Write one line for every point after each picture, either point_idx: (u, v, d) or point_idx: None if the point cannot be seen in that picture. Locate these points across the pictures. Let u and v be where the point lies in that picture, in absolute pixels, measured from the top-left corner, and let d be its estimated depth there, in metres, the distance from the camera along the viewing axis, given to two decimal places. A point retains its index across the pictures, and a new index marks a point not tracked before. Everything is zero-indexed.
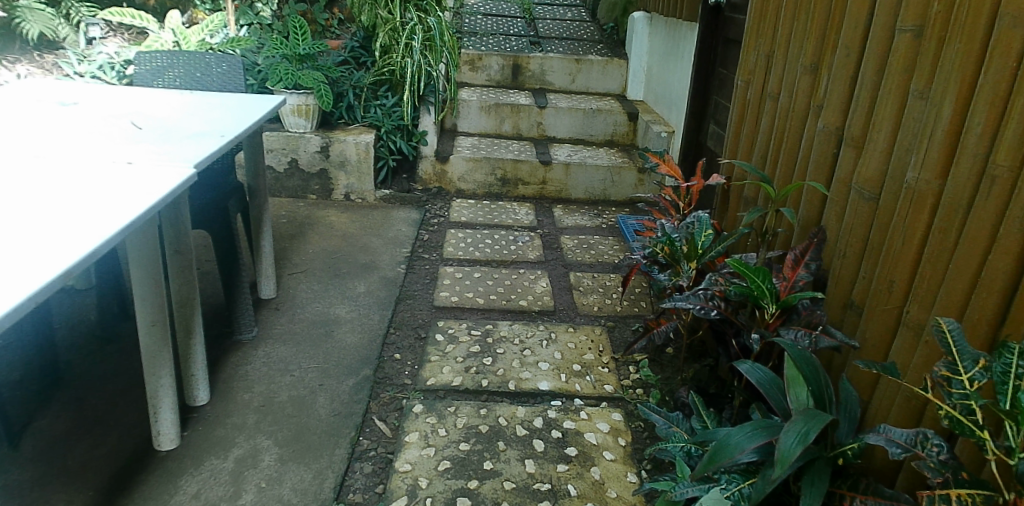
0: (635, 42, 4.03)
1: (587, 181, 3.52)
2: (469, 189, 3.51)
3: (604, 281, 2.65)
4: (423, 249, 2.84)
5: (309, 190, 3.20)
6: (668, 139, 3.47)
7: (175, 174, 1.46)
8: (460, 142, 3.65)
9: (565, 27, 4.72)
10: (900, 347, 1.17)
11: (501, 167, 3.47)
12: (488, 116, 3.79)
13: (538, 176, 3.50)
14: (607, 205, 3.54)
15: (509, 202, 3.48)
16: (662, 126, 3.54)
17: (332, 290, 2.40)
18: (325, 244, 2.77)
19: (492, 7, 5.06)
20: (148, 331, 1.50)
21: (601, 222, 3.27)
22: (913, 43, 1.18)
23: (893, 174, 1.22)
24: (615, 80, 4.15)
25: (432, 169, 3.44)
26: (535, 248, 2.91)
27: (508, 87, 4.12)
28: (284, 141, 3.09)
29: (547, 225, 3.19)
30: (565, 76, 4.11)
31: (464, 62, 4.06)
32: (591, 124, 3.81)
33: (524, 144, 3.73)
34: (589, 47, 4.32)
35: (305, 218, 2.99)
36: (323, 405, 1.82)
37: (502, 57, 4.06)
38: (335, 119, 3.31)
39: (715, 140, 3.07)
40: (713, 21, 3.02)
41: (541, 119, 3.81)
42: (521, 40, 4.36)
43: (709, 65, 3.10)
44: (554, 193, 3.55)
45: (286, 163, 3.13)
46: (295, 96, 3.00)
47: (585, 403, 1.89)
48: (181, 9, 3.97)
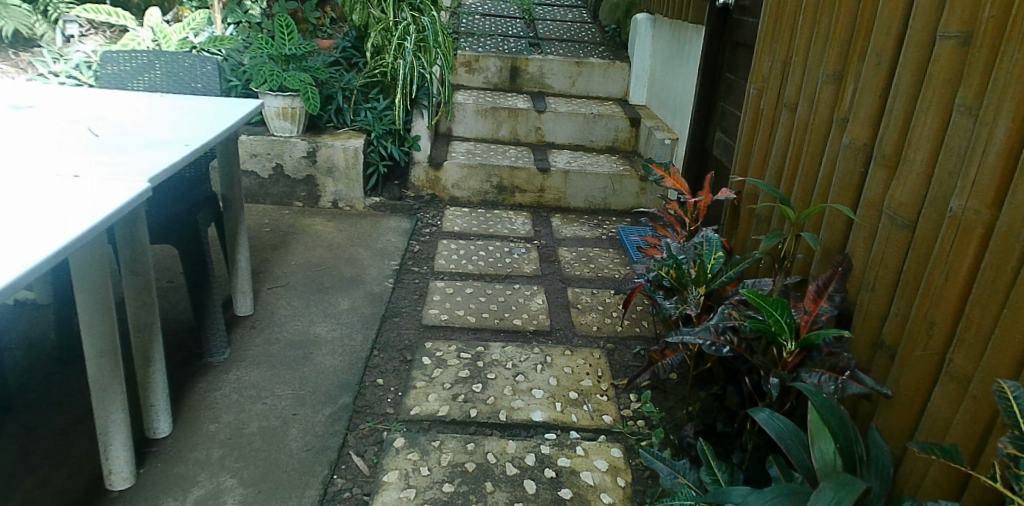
0: (638, 44, 3.88)
1: (587, 189, 3.37)
2: (464, 196, 3.36)
3: (603, 298, 2.50)
4: (413, 261, 2.69)
5: (295, 197, 3.05)
6: (671, 147, 3.32)
7: (127, 189, 1.30)
8: (455, 147, 3.50)
9: (565, 28, 4.58)
10: (941, 397, 1.02)
11: (497, 174, 3.32)
12: (485, 120, 3.64)
13: (536, 183, 3.35)
14: (608, 214, 3.40)
15: (505, 211, 3.33)
16: (665, 132, 3.40)
17: (313, 307, 2.25)
18: (309, 256, 2.62)
19: (491, 7, 4.92)
20: (96, 363, 1.36)
21: (601, 233, 3.12)
22: (958, 51, 1.04)
23: (933, 200, 1.07)
24: (617, 84, 4.00)
25: (425, 175, 3.30)
26: (532, 261, 2.76)
27: (506, 90, 3.98)
28: (269, 146, 2.95)
29: (544, 236, 3.04)
30: (564, 79, 3.97)
31: (460, 63, 3.91)
32: (592, 129, 3.67)
33: (521, 149, 3.58)
34: (590, 49, 4.18)
35: (289, 227, 2.84)
36: (296, 438, 1.67)
37: (500, 59, 3.91)
38: (324, 123, 3.16)
39: (722, 148, 2.92)
40: (721, 24, 2.88)
41: (540, 123, 3.66)
42: (520, 42, 4.21)
43: (715, 70, 2.96)
44: (552, 201, 3.40)
45: (271, 168, 2.98)
46: (280, 98, 2.86)
47: (581, 437, 1.75)
48: (167, 7, 3.82)
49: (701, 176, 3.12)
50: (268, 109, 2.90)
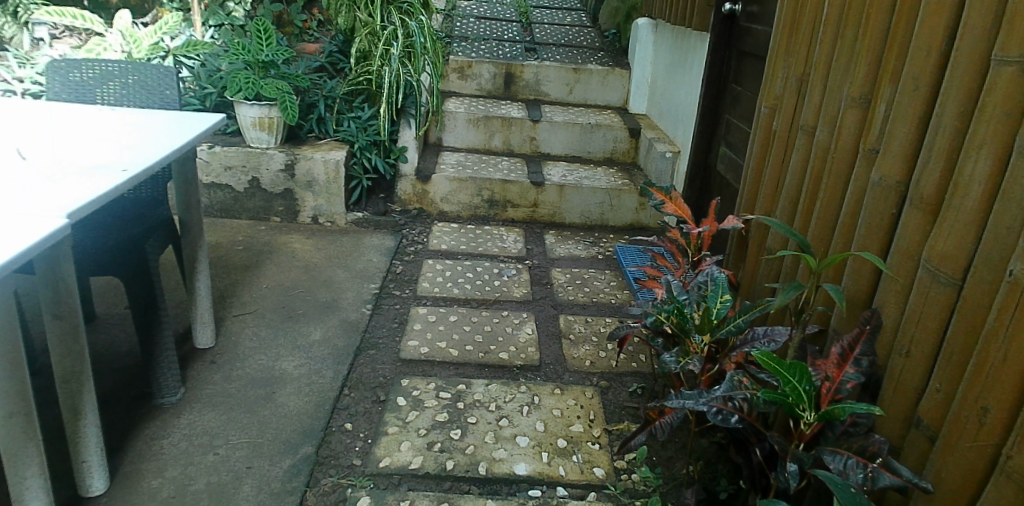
0: (639, 51, 3.70)
1: (584, 204, 3.19)
2: (453, 210, 3.18)
3: (598, 327, 2.32)
4: (394, 283, 2.51)
5: (273, 211, 2.86)
6: (672, 161, 3.13)
7: (42, 225, 1.11)
8: (445, 158, 3.32)
9: (563, 33, 4.40)
10: (997, 497, 0.86)
11: (488, 187, 3.14)
12: (477, 129, 3.46)
13: (529, 197, 3.17)
14: (605, 231, 3.22)
15: (496, 226, 3.15)
16: (666, 144, 3.21)
17: (281, 337, 2.07)
18: (283, 278, 2.44)
19: (486, 10, 4.73)
20: (5, 424, 1.17)
21: (597, 252, 2.94)
22: (1020, 81, 0.87)
23: (987, 257, 0.91)
24: (616, 92, 3.82)
25: (412, 189, 3.12)
26: (522, 284, 2.59)
27: (500, 97, 3.80)
28: (244, 158, 2.76)
29: (537, 255, 2.86)
30: (561, 86, 3.79)
31: (452, 69, 3.73)
32: (589, 139, 3.49)
33: (515, 161, 3.40)
34: (588, 55, 3.99)
35: (264, 245, 2.66)
36: (247, 496, 1.49)
37: (494, 65, 3.73)
38: (304, 133, 2.98)
39: (726, 163, 2.74)
40: (727, 31, 2.70)
41: (534, 133, 3.48)
42: (515, 47, 4.04)
43: (720, 80, 2.78)
44: (547, 217, 3.22)
45: (246, 181, 2.80)
46: (257, 107, 2.68)
47: (569, 495, 1.56)
48: (145, 8, 3.64)
49: (705, 191, 2.94)
50: (244, 119, 2.73)
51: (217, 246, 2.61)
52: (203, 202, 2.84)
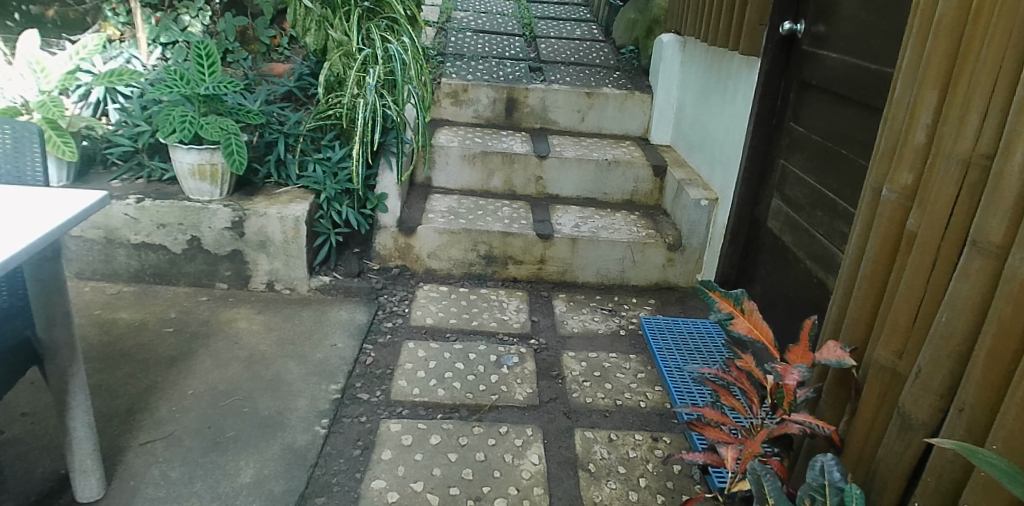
0: (663, 73, 3.18)
1: (600, 260, 2.65)
2: (442, 268, 2.64)
3: (625, 450, 1.77)
4: (362, 381, 1.97)
5: (218, 276, 2.32)
6: (708, 209, 2.59)
7: None
8: (434, 203, 2.78)
9: (573, 49, 3.86)
10: None
11: (485, 241, 2.61)
12: (473, 167, 2.92)
13: (535, 253, 2.63)
14: (627, 292, 2.67)
15: (494, 288, 2.60)
16: (700, 189, 2.67)
17: (198, 480, 1.54)
18: (219, 377, 1.90)
19: (486, 21, 4.19)
20: None
21: (617, 325, 2.40)
22: None
23: None
24: (636, 119, 3.28)
25: (394, 243, 2.58)
26: (526, 379, 2.04)
27: (500, 127, 3.26)
28: (180, 214, 2.23)
29: (544, 331, 2.32)
30: (572, 113, 3.25)
31: (444, 93, 3.19)
32: (607, 180, 2.95)
33: (518, 205, 2.86)
34: (603, 76, 3.46)
35: (201, 325, 2.13)
36: None
37: (494, 89, 3.19)
38: (261, 181, 2.44)
39: (782, 220, 2.22)
40: (785, 56, 2.20)
41: (541, 172, 2.94)
42: (519, 65, 3.50)
43: (772, 116, 2.27)
44: (556, 276, 2.68)
45: (184, 241, 2.26)
46: (195, 152, 2.16)
47: None
48: (87, 23, 3.10)
49: (752, 250, 2.42)
50: (180, 166, 2.20)
51: (141, 328, 2.08)
52: (132, 267, 2.30)
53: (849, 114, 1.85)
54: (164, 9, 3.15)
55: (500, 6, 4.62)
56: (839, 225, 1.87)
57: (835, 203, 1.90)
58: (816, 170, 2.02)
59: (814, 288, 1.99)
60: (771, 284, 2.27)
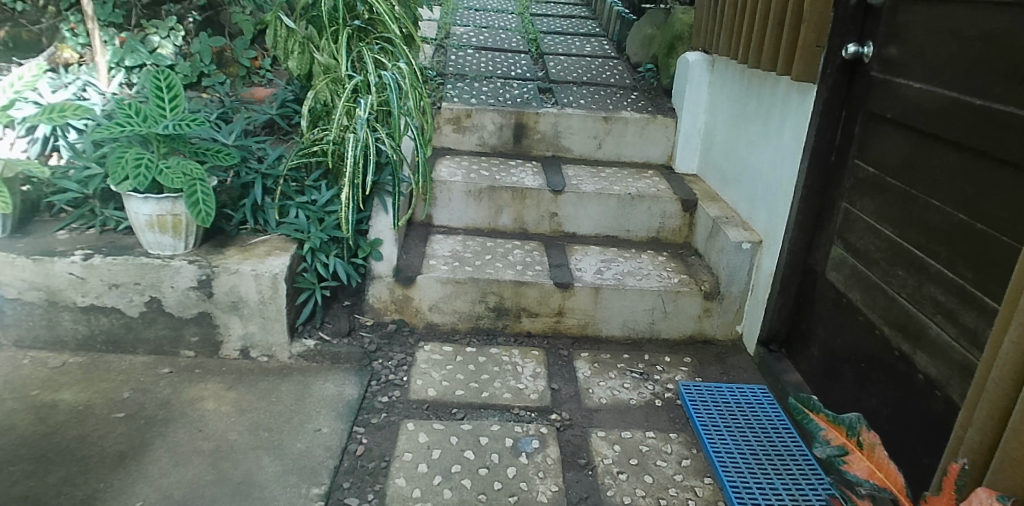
0: (688, 96, 2.87)
1: (627, 312, 2.32)
2: (446, 323, 2.30)
3: None
4: (352, 480, 1.62)
5: (184, 343, 1.98)
6: (751, 253, 2.28)
7: None
8: (436, 246, 2.44)
9: (584, 67, 3.54)
10: None
11: (495, 291, 2.27)
12: (478, 204, 2.59)
13: (552, 304, 2.29)
14: (657, 348, 2.34)
15: (506, 345, 2.26)
16: (740, 230, 2.35)
17: None
18: (176, 480, 1.56)
19: (488, 37, 3.88)
20: None
21: (651, 393, 2.06)
22: None
23: None
24: (657, 145, 2.98)
25: (390, 295, 2.24)
26: (550, 471, 1.70)
27: (508, 155, 2.93)
28: (136, 273, 1.89)
29: (567, 403, 1.98)
30: (588, 139, 2.93)
31: (445, 119, 2.86)
32: (629, 216, 2.63)
33: (530, 246, 2.53)
34: (620, 97, 3.14)
35: (160, 408, 1.78)
36: None
37: (500, 114, 2.87)
38: (234, 229, 2.08)
39: (847, 273, 1.91)
40: (847, 82, 1.89)
41: (555, 208, 2.61)
42: (526, 86, 3.18)
43: (831, 151, 1.97)
44: (576, 329, 2.34)
45: (143, 303, 1.92)
46: (153, 201, 1.82)
47: None
48: (43, 45, 2.77)
49: (807, 303, 2.11)
50: (136, 217, 1.86)
51: (86, 414, 1.74)
52: (81, 333, 1.96)
53: (941, 157, 1.55)
54: (132, 30, 2.83)
55: (502, 21, 4.31)
56: (931, 290, 1.57)
57: (924, 262, 1.60)
58: (892, 220, 1.72)
59: (895, 361, 1.68)
60: (833, 347, 1.96)
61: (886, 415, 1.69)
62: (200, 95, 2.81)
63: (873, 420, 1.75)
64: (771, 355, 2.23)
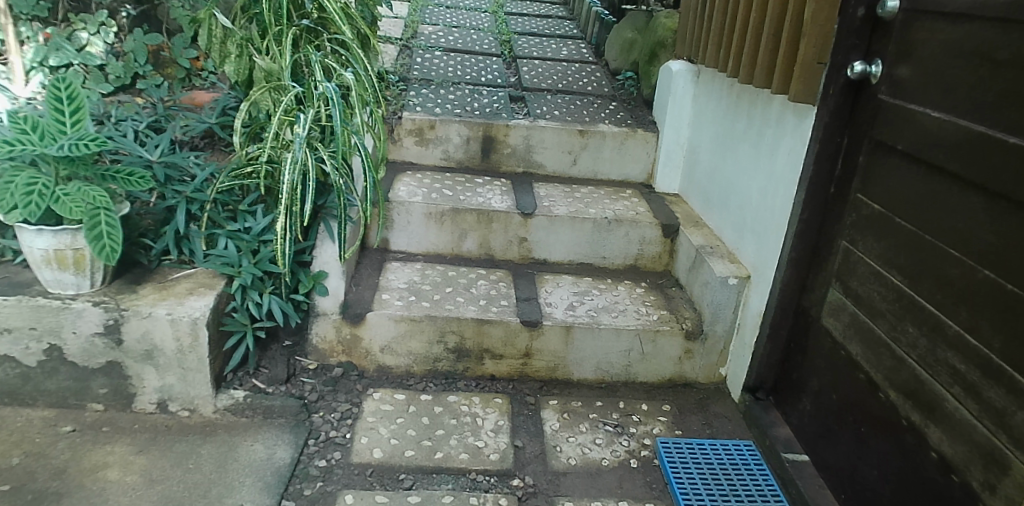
0: (671, 109, 2.66)
1: (600, 353, 2.11)
2: (399, 365, 2.06)
3: None
4: None
5: (91, 395, 1.71)
6: (737, 289, 2.08)
7: None
8: (392, 276, 2.20)
9: (560, 73, 3.31)
10: None
11: (454, 330, 2.03)
12: (440, 228, 2.35)
13: (518, 345, 2.07)
14: (634, 393, 2.13)
15: (466, 392, 2.03)
16: (726, 262, 2.14)
17: None
18: None
19: (458, 38, 3.62)
20: None
21: (626, 451, 1.85)
22: None
23: None
24: (637, 163, 2.76)
25: (336, 335, 1.99)
26: None
27: (475, 171, 2.69)
28: (31, 317, 1.61)
29: (532, 465, 1.76)
30: (562, 155, 2.71)
31: (407, 131, 2.61)
32: (605, 242, 2.41)
33: (496, 276, 2.29)
34: (598, 108, 2.92)
35: (53, 480, 1.51)
36: None
37: (467, 126, 2.62)
38: (153, 261, 1.81)
39: (846, 321, 1.71)
40: (851, 105, 1.68)
41: (525, 233, 2.38)
42: (497, 94, 2.94)
43: (830, 182, 1.77)
44: (544, 372, 2.12)
45: (40, 351, 1.65)
46: (49, 234, 1.54)
47: None
48: None
49: (799, 349, 1.91)
50: (30, 252, 1.58)
51: None
52: None
53: (962, 200, 1.35)
54: (55, 20, 2.50)
55: (474, 19, 4.05)
56: (948, 355, 1.36)
57: (939, 322, 1.39)
58: (901, 267, 1.51)
59: (902, 431, 1.48)
60: (829, 403, 1.75)
61: (890, 488, 1.50)
62: (134, 98, 2.52)
63: (874, 495, 1.56)
64: (758, 404, 2.03)
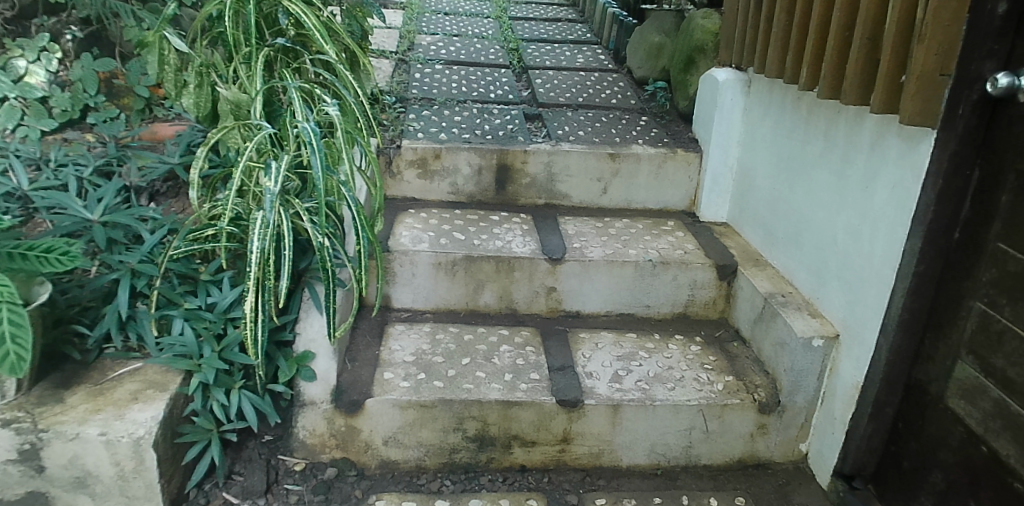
0: (718, 125, 2.27)
1: (655, 434, 1.71)
2: (408, 459, 1.66)
3: None
4: None
5: None
6: (824, 352, 1.69)
7: None
8: (396, 345, 1.80)
9: (578, 84, 2.92)
10: None
11: (475, 416, 1.64)
12: (451, 280, 1.95)
13: (555, 429, 1.67)
14: (697, 482, 1.73)
15: (492, 491, 1.63)
16: (806, 316, 1.76)
17: None
18: None
19: (460, 48, 3.24)
20: None
21: None
22: None
23: None
24: (676, 189, 2.37)
25: (328, 428, 1.60)
26: None
27: (489, 206, 2.30)
28: None
29: None
30: (590, 183, 2.31)
31: (408, 162, 2.22)
32: (649, 288, 2.02)
33: (520, 337, 1.90)
34: (628, 125, 2.53)
35: None
36: None
37: (478, 153, 2.23)
38: (91, 352, 1.42)
39: (989, 409, 1.33)
40: (987, 129, 1.29)
41: (553, 282, 1.98)
42: (510, 113, 2.55)
43: (954, 225, 1.38)
44: (587, 459, 1.72)
45: None
46: None
47: None
48: None
49: (911, 433, 1.52)
50: None
51: None
52: None
53: None
54: None
55: (477, 27, 3.67)
56: None
57: None
58: None
59: None
60: None
61: None
62: (84, 135, 2.15)
63: None
64: (854, 496, 1.65)
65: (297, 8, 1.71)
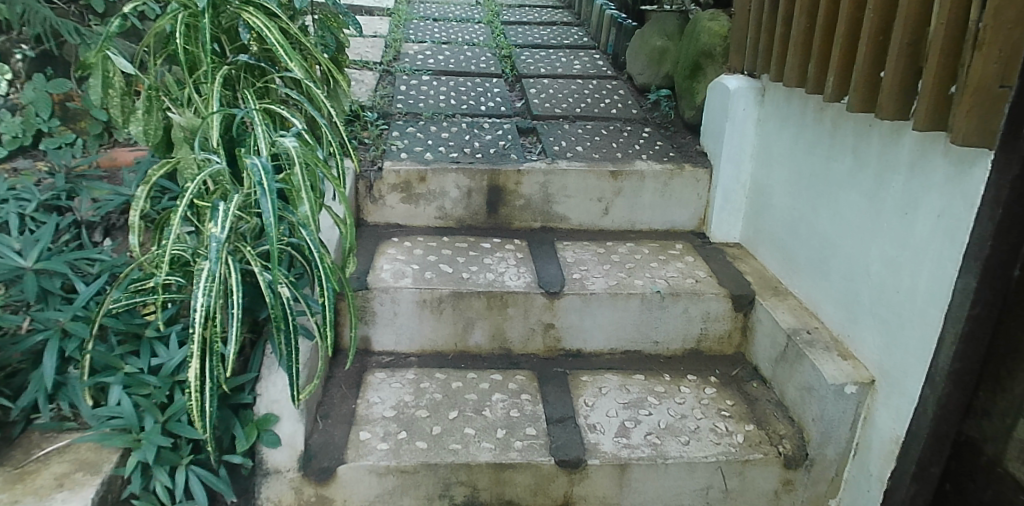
0: (729, 137, 2.06)
1: (666, 495, 1.52)
2: None
3: None
4: None
5: None
6: (858, 399, 1.49)
7: None
8: (375, 396, 1.61)
9: (575, 93, 2.73)
10: None
11: (463, 480, 1.44)
12: (437, 319, 1.76)
13: (554, 492, 1.48)
14: None
15: None
16: (837, 357, 1.56)
17: None
18: None
19: (449, 56, 3.05)
20: None
21: None
22: None
23: None
24: (684, 208, 2.17)
25: (296, 499, 1.40)
26: None
27: (481, 231, 2.11)
28: None
29: None
30: (591, 203, 2.12)
31: (390, 185, 2.02)
32: (657, 322, 1.82)
33: (515, 383, 1.70)
34: (630, 138, 2.33)
35: None
36: None
37: (466, 174, 2.03)
38: (16, 423, 1.22)
39: None
40: None
41: (551, 318, 1.79)
42: (503, 127, 2.36)
43: (1015, 260, 1.16)
44: None
45: None
46: None
47: None
48: None
49: (961, 497, 1.31)
50: None
51: None
52: None
53: None
54: None
55: (468, 33, 3.47)
56: None
57: None
58: None
59: None
60: None
61: None
62: (35, 164, 1.95)
63: None
64: None
65: (258, 22, 1.50)
